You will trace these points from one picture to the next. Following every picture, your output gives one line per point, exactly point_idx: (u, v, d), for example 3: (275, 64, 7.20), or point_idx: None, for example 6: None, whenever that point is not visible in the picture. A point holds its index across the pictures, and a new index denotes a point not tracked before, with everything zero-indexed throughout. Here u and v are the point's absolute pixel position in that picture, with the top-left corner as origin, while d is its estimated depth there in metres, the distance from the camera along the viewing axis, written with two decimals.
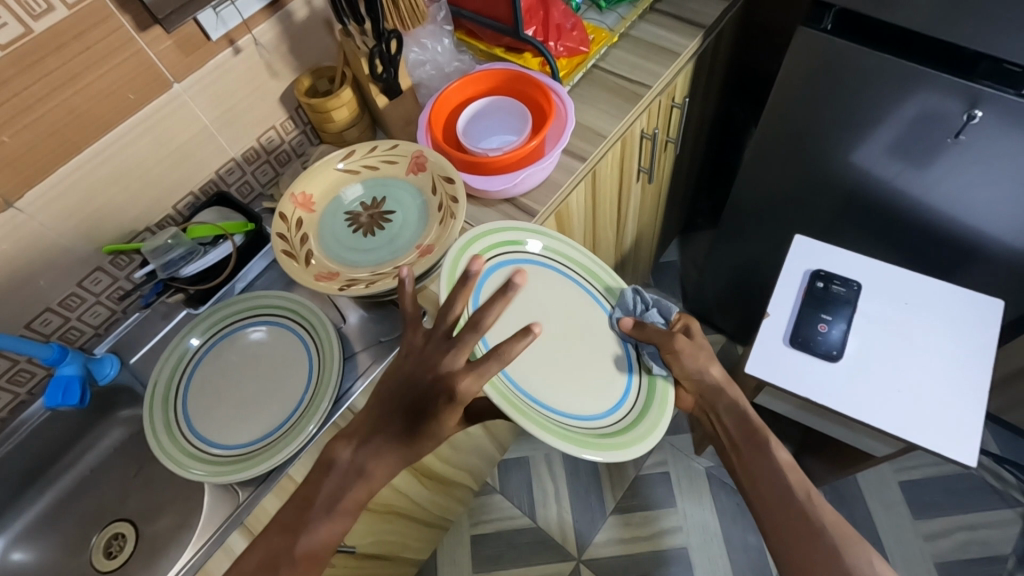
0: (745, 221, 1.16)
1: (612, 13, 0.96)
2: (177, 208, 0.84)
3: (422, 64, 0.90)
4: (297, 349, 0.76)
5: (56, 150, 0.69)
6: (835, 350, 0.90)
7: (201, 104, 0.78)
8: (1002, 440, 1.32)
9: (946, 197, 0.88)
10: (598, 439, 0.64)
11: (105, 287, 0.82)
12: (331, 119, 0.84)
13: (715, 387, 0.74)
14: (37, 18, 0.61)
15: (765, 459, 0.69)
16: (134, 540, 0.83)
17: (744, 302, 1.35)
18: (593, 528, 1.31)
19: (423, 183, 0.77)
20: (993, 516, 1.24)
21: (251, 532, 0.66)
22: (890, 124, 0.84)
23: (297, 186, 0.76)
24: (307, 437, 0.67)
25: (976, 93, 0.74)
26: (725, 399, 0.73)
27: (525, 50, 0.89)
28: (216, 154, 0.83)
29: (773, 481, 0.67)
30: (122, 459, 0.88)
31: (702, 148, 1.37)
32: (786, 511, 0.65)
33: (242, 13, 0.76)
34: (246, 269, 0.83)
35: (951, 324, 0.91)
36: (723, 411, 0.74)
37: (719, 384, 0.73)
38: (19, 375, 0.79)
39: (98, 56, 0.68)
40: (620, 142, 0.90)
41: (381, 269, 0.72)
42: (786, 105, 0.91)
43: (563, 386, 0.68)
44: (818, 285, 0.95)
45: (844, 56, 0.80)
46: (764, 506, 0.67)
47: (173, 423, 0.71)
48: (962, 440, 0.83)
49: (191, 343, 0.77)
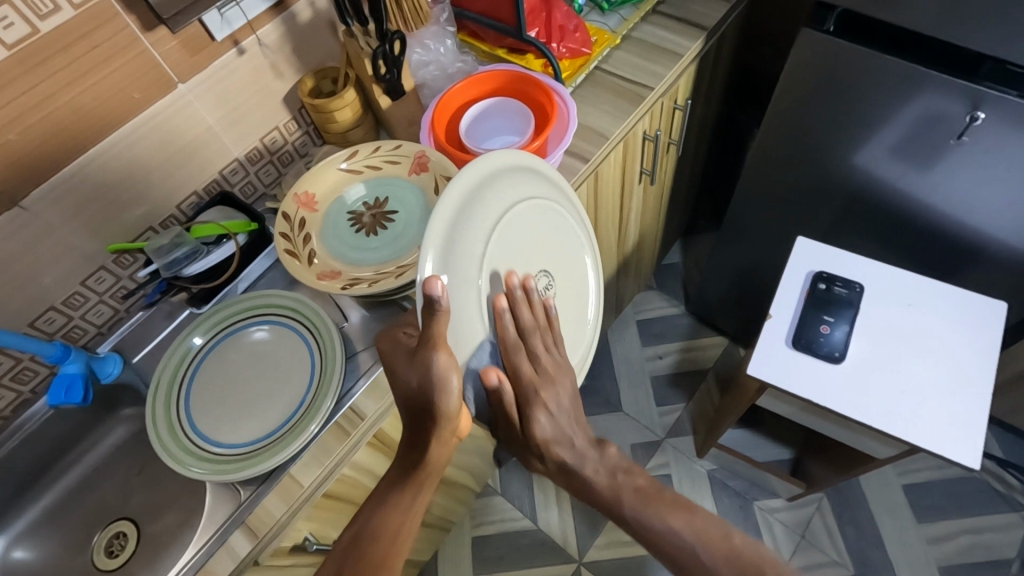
0: (748, 224, 1.16)
1: (615, 15, 0.97)
2: (180, 207, 0.84)
3: (425, 65, 0.89)
4: (300, 348, 0.76)
5: (62, 149, 0.70)
6: (838, 352, 0.90)
7: (205, 104, 0.78)
8: (1006, 444, 1.31)
9: (950, 197, 0.88)
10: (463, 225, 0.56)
11: (108, 287, 0.82)
12: (335, 119, 0.84)
13: (561, 435, 0.70)
14: (44, 18, 0.62)
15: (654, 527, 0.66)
16: (136, 539, 0.83)
17: (745, 303, 1.35)
18: (594, 531, 1.30)
19: (426, 183, 0.78)
20: (997, 519, 1.23)
21: (253, 534, 0.66)
22: (892, 126, 0.84)
23: (300, 186, 0.77)
24: (309, 436, 0.67)
25: (979, 94, 0.74)
26: (584, 484, 0.70)
27: (527, 52, 0.90)
28: (221, 154, 0.84)
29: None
30: (125, 457, 0.89)
31: (705, 149, 1.37)
32: (686, 574, 0.64)
33: (247, 14, 0.76)
34: (248, 269, 0.83)
35: (955, 325, 0.91)
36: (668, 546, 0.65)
37: (608, 488, 0.69)
38: (23, 373, 0.79)
39: (104, 55, 0.68)
40: (622, 144, 0.90)
41: (384, 268, 0.72)
42: (787, 108, 0.91)
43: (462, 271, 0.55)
44: (820, 286, 0.95)
45: (845, 57, 0.80)
46: (670, 562, 0.66)
47: (174, 421, 0.71)
48: (966, 442, 0.82)
49: (194, 342, 0.77)
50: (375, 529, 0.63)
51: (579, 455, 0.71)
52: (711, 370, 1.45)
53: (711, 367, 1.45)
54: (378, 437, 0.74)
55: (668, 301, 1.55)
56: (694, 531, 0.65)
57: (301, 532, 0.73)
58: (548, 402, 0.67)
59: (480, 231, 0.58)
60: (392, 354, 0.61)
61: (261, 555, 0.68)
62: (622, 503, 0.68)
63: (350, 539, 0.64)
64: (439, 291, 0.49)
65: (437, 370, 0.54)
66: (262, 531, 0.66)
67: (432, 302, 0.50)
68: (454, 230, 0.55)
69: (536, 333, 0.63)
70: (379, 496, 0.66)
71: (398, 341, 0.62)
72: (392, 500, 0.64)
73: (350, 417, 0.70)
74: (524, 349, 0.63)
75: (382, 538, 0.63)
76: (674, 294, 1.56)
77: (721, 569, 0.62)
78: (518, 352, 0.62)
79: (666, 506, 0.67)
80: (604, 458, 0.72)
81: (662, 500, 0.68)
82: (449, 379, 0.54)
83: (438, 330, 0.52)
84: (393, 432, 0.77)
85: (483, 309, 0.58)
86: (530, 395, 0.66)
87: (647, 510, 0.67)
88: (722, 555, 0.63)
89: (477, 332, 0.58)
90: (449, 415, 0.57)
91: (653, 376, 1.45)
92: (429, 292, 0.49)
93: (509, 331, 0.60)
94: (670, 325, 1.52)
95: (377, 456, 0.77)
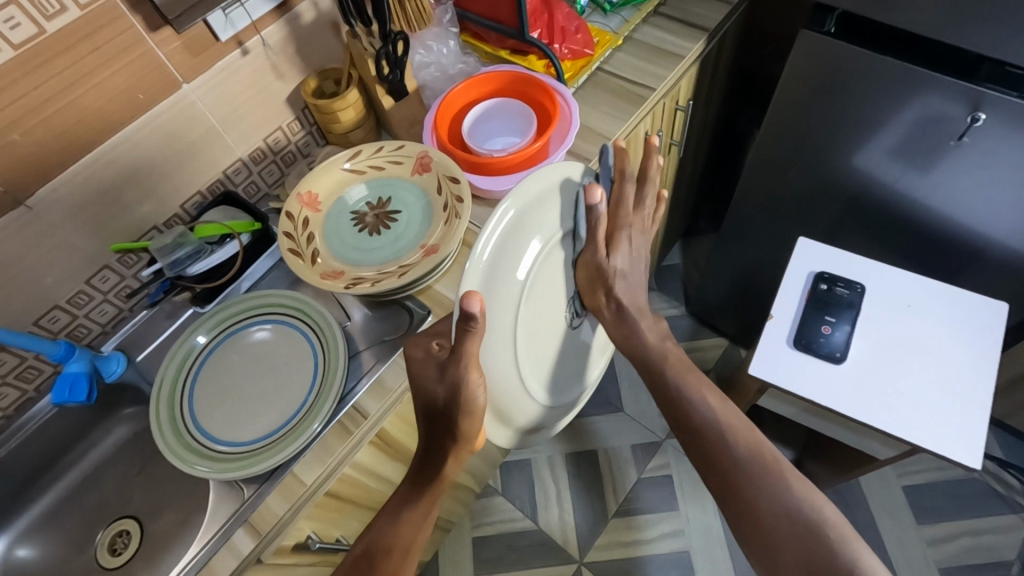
0: (749, 225, 1.17)
1: (616, 16, 0.97)
2: (184, 207, 0.85)
3: (427, 66, 0.90)
4: (302, 348, 0.76)
5: (67, 149, 0.70)
6: (838, 352, 0.90)
7: (209, 103, 0.79)
8: (1006, 445, 1.31)
9: (950, 199, 0.88)
10: (504, 248, 0.59)
11: (112, 286, 0.82)
12: (338, 119, 0.84)
13: (631, 268, 0.75)
14: (50, 18, 0.62)
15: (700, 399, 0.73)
16: (138, 538, 0.84)
17: (745, 303, 1.35)
18: (595, 531, 1.30)
19: (428, 183, 0.78)
20: (997, 521, 1.23)
21: (256, 531, 0.66)
22: (891, 128, 0.85)
23: (304, 186, 0.77)
24: (311, 435, 0.67)
25: (978, 96, 0.75)
26: (635, 336, 0.76)
27: (529, 53, 0.90)
28: (224, 154, 0.84)
29: (727, 464, 0.68)
30: (127, 456, 0.89)
31: (706, 150, 1.37)
32: (707, 444, 0.70)
33: (250, 15, 0.77)
34: (251, 269, 0.83)
35: (955, 326, 0.91)
36: (696, 420, 0.72)
37: (656, 346, 0.76)
38: (26, 372, 0.80)
39: (109, 55, 0.68)
40: (624, 144, 0.90)
41: (387, 268, 0.72)
42: (787, 109, 0.92)
43: (500, 294, 0.59)
44: (821, 287, 0.95)
45: (845, 59, 0.81)
46: (689, 434, 0.72)
47: (178, 420, 0.71)
48: (967, 442, 0.83)
49: (197, 340, 0.77)
50: (392, 539, 0.64)
51: (638, 308, 0.76)
52: (712, 371, 1.46)
53: (712, 367, 1.46)
54: (380, 436, 0.74)
55: (669, 302, 1.55)
56: (723, 409, 0.72)
57: (303, 531, 0.73)
58: (626, 243, 0.74)
59: (518, 253, 0.61)
60: (422, 364, 0.61)
61: (265, 553, 0.68)
62: (664, 373, 0.75)
63: (364, 551, 0.64)
64: (478, 309, 0.50)
65: (468, 386, 0.56)
66: (265, 528, 0.66)
67: (469, 321, 0.51)
68: (500, 247, 0.58)
69: (631, 180, 0.74)
70: (393, 509, 0.66)
71: (429, 352, 0.62)
72: (408, 510, 0.65)
73: (353, 416, 0.70)
74: (624, 185, 0.74)
75: (397, 548, 0.64)
76: (675, 294, 1.56)
77: (743, 456, 0.68)
78: (622, 187, 0.74)
79: (704, 385, 0.74)
80: (657, 325, 0.79)
81: (700, 378, 0.75)
82: (477, 394, 0.57)
83: (470, 347, 0.54)
84: (394, 432, 0.77)
85: (511, 328, 0.62)
86: (619, 216, 0.74)
87: (687, 381, 0.74)
88: (747, 445, 0.69)
89: (505, 344, 0.62)
90: (471, 433, 0.60)
91: None
92: (466, 309, 0.50)
93: (600, 206, 0.69)
94: (671, 326, 1.52)
95: (379, 456, 0.77)
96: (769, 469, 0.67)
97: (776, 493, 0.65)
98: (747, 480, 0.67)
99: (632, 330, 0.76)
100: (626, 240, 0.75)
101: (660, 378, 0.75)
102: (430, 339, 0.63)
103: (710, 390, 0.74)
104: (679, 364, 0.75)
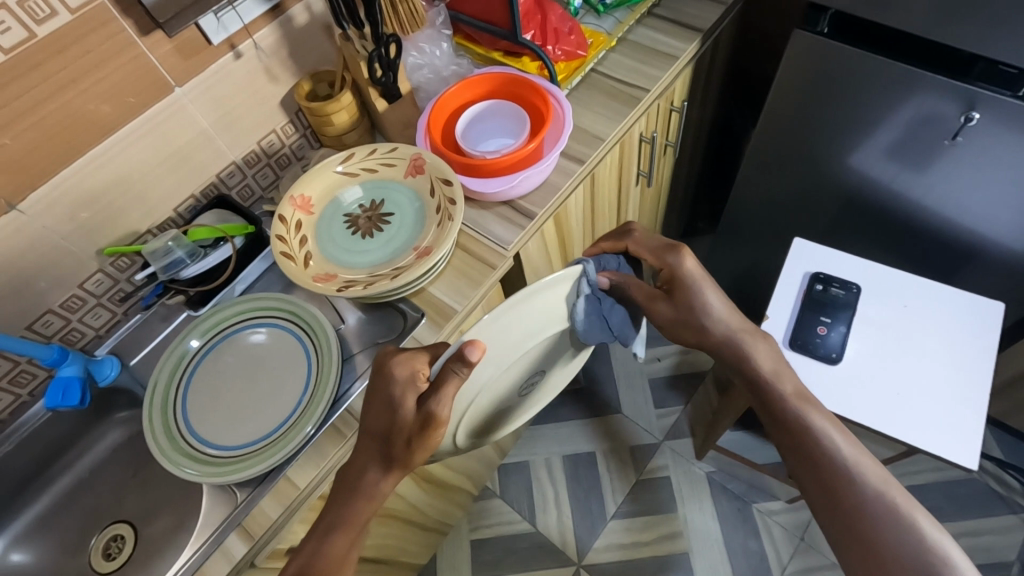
0: (746, 227, 1.16)
1: (610, 18, 0.96)
2: (177, 211, 0.85)
3: (419, 68, 0.90)
4: (295, 350, 0.76)
5: (58, 153, 0.70)
6: (835, 352, 0.90)
7: (202, 107, 0.79)
8: (1006, 445, 1.30)
9: (948, 197, 0.87)
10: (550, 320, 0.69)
11: (105, 289, 0.82)
12: (331, 122, 0.84)
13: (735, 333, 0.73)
14: (39, 22, 0.62)
15: (819, 438, 0.67)
16: (131, 543, 0.83)
17: (743, 306, 1.35)
18: (592, 533, 1.30)
19: (421, 186, 0.78)
20: (998, 522, 1.23)
21: (249, 536, 0.66)
22: (887, 127, 0.84)
23: (296, 189, 0.77)
24: (304, 438, 0.67)
25: (971, 95, 0.74)
26: (751, 359, 0.73)
27: (523, 54, 0.90)
28: (217, 158, 0.84)
29: (853, 495, 0.63)
30: (120, 460, 0.89)
31: (703, 151, 1.37)
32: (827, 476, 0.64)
33: (242, 18, 0.77)
34: (244, 273, 0.83)
35: (953, 325, 0.91)
36: (822, 452, 0.66)
37: (772, 371, 0.72)
38: (20, 376, 0.80)
39: (99, 59, 0.68)
40: (618, 146, 0.91)
41: (379, 271, 0.72)
42: (781, 110, 0.92)
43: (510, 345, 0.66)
44: (817, 287, 0.95)
45: (837, 59, 0.81)
46: (810, 461, 0.66)
47: (171, 423, 0.72)
48: (963, 441, 0.83)
49: (190, 344, 0.77)
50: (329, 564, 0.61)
51: (748, 338, 0.74)
52: None
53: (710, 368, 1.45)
54: None
55: None
56: (850, 441, 0.66)
57: (297, 535, 0.73)
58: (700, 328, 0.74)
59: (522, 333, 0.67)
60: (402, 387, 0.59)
61: (257, 557, 0.68)
62: (778, 388, 0.71)
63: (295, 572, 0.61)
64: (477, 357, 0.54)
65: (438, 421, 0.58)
66: (257, 532, 0.66)
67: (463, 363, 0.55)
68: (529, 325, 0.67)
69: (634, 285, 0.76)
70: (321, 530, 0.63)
71: (413, 380, 0.59)
72: (336, 535, 0.62)
73: (346, 419, 0.70)
74: (657, 301, 0.75)
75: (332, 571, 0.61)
76: None
77: (862, 478, 0.63)
78: (653, 303, 0.75)
79: (818, 405, 0.70)
80: (769, 346, 0.74)
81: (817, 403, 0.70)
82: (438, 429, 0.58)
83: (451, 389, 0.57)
84: None
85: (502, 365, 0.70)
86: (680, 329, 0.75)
87: (805, 408, 0.69)
88: (869, 475, 0.63)
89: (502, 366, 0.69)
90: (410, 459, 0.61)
91: (651, 379, 1.45)
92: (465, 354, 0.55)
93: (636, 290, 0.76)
94: None
95: None
96: (891, 505, 0.61)
97: (897, 516, 0.60)
98: (872, 511, 0.61)
99: (743, 348, 0.73)
100: (692, 270, 0.73)
101: (768, 392, 0.72)
102: (418, 365, 0.60)
103: (821, 411, 0.69)
104: (795, 403, 0.70)
